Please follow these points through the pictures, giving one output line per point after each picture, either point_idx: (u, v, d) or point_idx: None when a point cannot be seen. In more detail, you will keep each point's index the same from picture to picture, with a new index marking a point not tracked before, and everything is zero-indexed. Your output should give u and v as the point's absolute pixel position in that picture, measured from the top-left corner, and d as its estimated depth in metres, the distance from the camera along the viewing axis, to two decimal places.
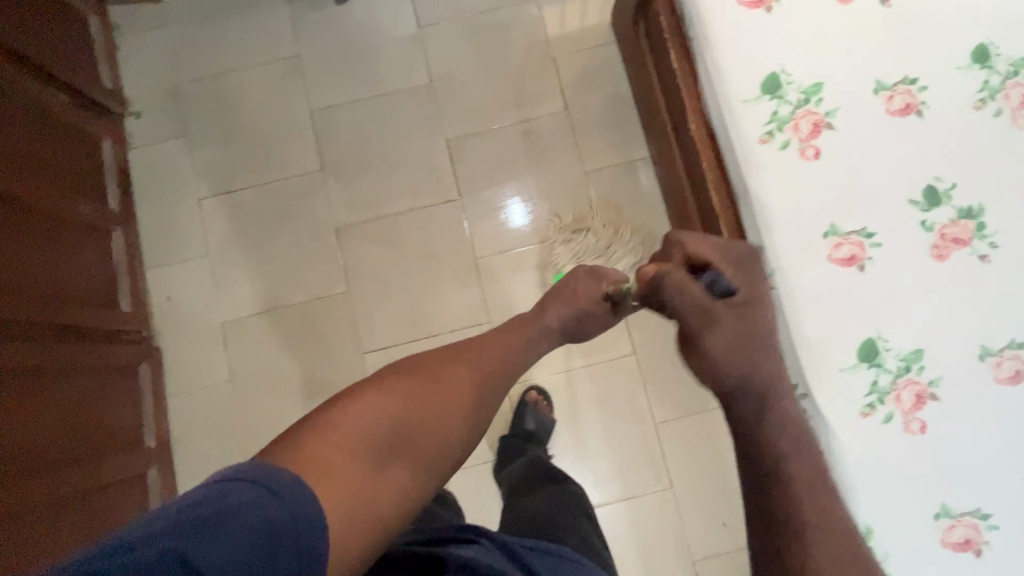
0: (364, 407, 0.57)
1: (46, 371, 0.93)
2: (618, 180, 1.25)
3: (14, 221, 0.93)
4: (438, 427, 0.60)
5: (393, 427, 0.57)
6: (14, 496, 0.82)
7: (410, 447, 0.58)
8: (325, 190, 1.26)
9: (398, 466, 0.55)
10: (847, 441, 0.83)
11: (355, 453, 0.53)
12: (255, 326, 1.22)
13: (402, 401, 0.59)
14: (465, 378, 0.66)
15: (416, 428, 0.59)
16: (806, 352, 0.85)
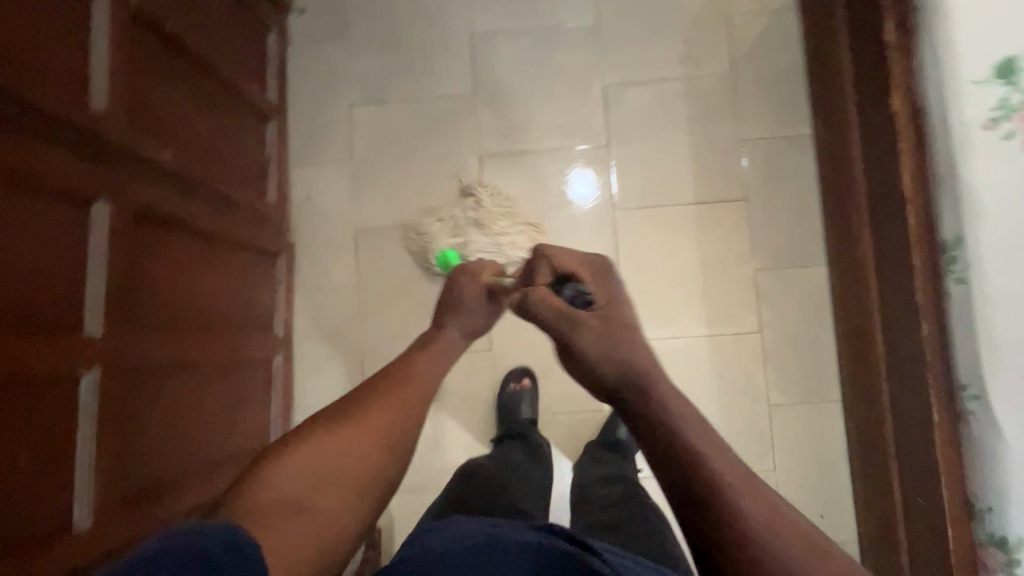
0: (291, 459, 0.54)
1: (218, 241, 0.96)
2: (775, 155, 1.21)
3: (205, 93, 0.96)
4: (366, 474, 0.57)
5: (307, 481, 0.53)
6: (193, 349, 0.88)
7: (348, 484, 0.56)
8: (473, 115, 1.24)
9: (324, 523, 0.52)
10: (1016, 448, 0.80)
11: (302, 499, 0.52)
12: (386, 239, 1.23)
13: (321, 458, 0.55)
14: (393, 419, 0.61)
15: (331, 477, 0.55)
16: (990, 355, 0.81)
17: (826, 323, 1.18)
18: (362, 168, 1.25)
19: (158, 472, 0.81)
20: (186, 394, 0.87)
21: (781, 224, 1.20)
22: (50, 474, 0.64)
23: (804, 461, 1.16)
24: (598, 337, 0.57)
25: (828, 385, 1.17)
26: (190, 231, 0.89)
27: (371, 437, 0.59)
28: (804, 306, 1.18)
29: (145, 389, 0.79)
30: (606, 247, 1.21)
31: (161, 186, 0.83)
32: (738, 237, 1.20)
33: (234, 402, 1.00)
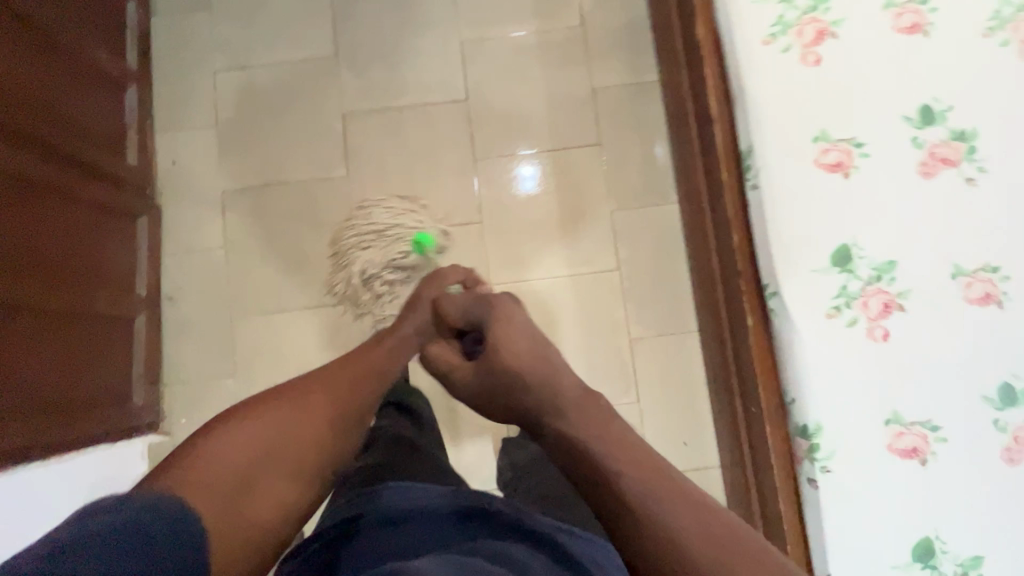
0: (222, 438, 0.70)
1: (57, 191, 0.97)
2: (625, 101, 1.27)
3: (44, 48, 0.98)
4: (318, 439, 0.75)
5: (255, 456, 0.70)
6: (20, 290, 0.88)
7: (283, 462, 0.72)
8: (336, 76, 1.28)
9: (271, 485, 0.70)
10: (810, 337, 0.84)
11: (245, 462, 0.69)
12: (254, 198, 1.25)
13: (275, 429, 0.73)
14: (334, 406, 0.78)
15: (268, 451, 0.71)
16: (780, 249, 0.86)
17: (679, 257, 1.22)
18: (228, 131, 1.27)
19: None
20: (13, 335, 0.87)
21: (633, 165, 1.25)
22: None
23: (666, 391, 1.19)
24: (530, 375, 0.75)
25: (685, 316, 1.21)
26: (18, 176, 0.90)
27: (330, 409, 0.78)
28: (659, 242, 1.23)
29: None
30: (468, 196, 1.25)
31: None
32: (593, 180, 1.25)
33: (79, 353, 0.99)
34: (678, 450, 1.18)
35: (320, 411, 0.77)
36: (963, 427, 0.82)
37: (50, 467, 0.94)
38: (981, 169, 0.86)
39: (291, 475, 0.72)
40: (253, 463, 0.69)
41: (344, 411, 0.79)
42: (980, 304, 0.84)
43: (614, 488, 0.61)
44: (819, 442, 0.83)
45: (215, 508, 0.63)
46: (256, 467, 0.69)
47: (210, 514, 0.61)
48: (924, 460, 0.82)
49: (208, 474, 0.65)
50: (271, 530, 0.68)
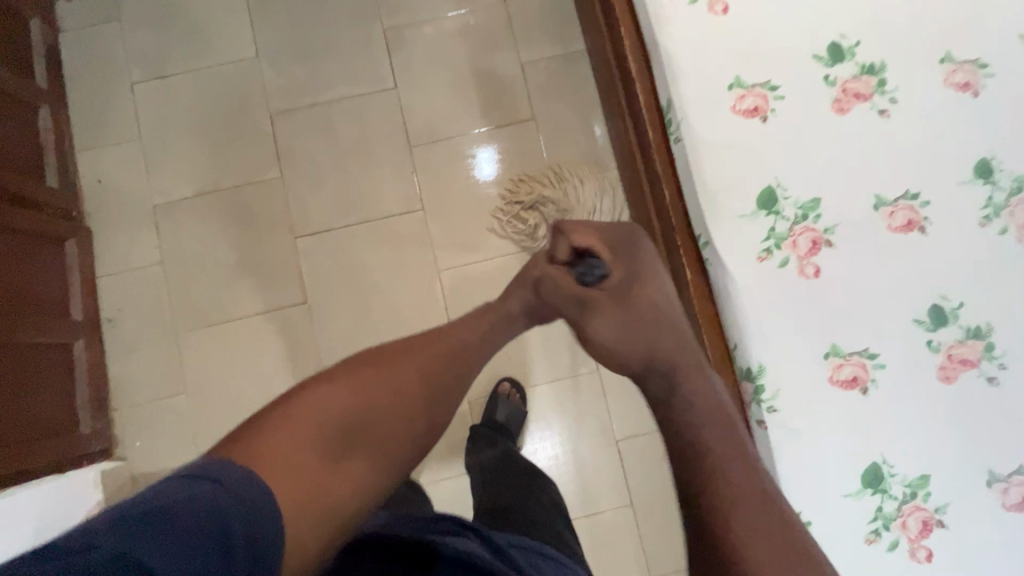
0: (327, 396, 0.60)
1: None
2: (554, 74, 1.27)
3: None
4: (397, 410, 0.63)
5: (347, 418, 0.59)
6: None
7: (369, 442, 0.60)
8: (259, 76, 1.25)
9: (355, 460, 0.58)
10: (745, 282, 0.85)
11: (313, 430, 0.57)
12: (188, 209, 1.22)
13: (356, 390, 0.62)
14: (411, 371, 0.66)
15: (373, 416, 0.61)
16: (707, 199, 0.87)
17: (623, 224, 1.23)
18: (154, 143, 1.23)
19: None
20: None
21: (569, 136, 1.25)
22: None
23: None
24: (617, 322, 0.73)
25: None
26: None
27: (406, 379, 0.66)
28: (603, 210, 1.23)
29: None
30: (408, 183, 1.23)
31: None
32: (531, 155, 1.25)
33: (18, 386, 0.96)
34: (643, 413, 1.19)
35: (419, 379, 0.67)
36: (900, 351, 0.84)
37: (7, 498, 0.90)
38: (893, 100, 0.88)
39: (377, 457, 0.60)
40: (354, 426, 0.60)
41: (439, 383, 0.68)
42: (903, 232, 0.86)
43: (704, 463, 0.63)
44: (763, 383, 0.84)
45: (293, 480, 0.51)
46: (353, 434, 0.59)
47: (295, 493, 0.50)
48: (866, 389, 0.84)
49: (294, 446, 0.54)
50: (351, 516, 0.55)
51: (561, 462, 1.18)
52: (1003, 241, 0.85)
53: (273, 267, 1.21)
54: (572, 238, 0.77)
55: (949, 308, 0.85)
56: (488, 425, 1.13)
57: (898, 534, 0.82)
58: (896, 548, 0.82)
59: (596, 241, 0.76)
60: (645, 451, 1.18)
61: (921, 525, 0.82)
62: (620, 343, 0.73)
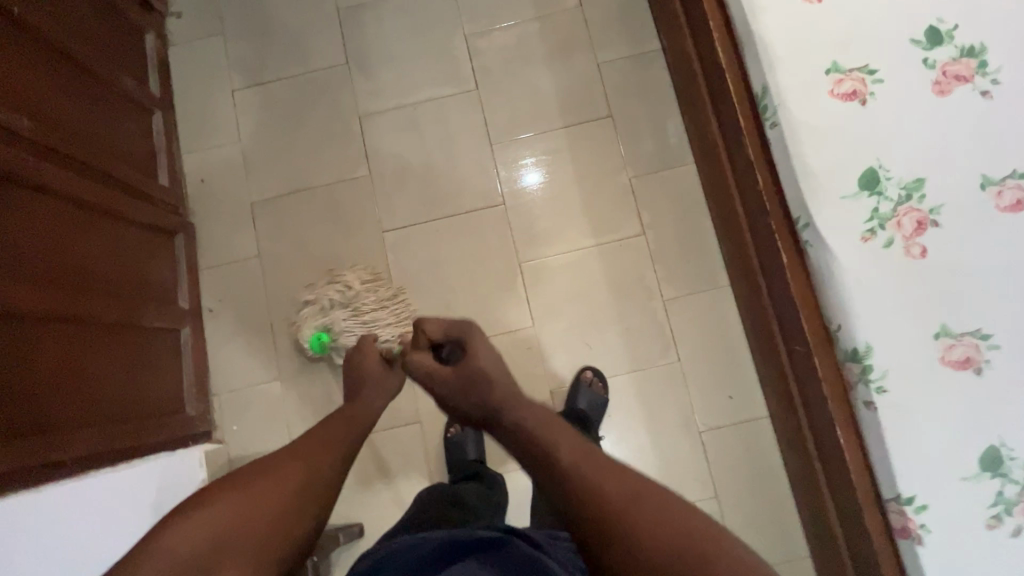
0: (185, 517, 0.59)
1: (100, 211, 1.02)
2: (630, 73, 1.30)
3: (77, 79, 1.03)
4: (281, 511, 0.63)
5: (218, 537, 0.58)
6: (79, 302, 0.92)
7: (247, 547, 0.59)
8: (349, 81, 1.33)
9: (232, 567, 0.58)
10: (848, 262, 0.85)
11: (178, 561, 0.56)
12: (283, 206, 1.29)
13: (235, 505, 0.61)
14: (291, 474, 0.66)
15: (257, 523, 0.61)
16: (808, 181, 0.88)
17: (701, 216, 1.25)
18: (252, 145, 1.32)
19: (45, 415, 0.84)
20: (70, 347, 0.91)
21: (646, 133, 1.28)
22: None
23: (707, 346, 1.20)
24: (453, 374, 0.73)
25: (716, 272, 1.22)
26: (68, 198, 0.95)
27: (294, 477, 0.66)
28: (681, 204, 1.25)
29: (27, 335, 0.83)
30: (489, 180, 1.28)
31: (34, 158, 0.90)
32: (609, 151, 1.28)
33: (133, 365, 1.03)
34: (725, 405, 1.19)
35: (299, 475, 0.67)
36: (1014, 331, 0.83)
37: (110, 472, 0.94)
38: (995, 82, 0.88)
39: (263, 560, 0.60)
40: (232, 536, 0.59)
41: (326, 463, 0.69)
42: (1013, 212, 0.85)
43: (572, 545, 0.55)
44: (871, 363, 0.84)
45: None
46: (225, 540, 0.59)
47: None
48: (980, 370, 0.82)
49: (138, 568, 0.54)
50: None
51: (643, 452, 1.18)
52: None
53: (362, 260, 1.27)
54: (429, 331, 0.78)
55: None
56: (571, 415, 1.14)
57: (1021, 520, 0.79)
58: (1020, 535, 0.79)
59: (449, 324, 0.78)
60: (728, 442, 1.17)
61: None
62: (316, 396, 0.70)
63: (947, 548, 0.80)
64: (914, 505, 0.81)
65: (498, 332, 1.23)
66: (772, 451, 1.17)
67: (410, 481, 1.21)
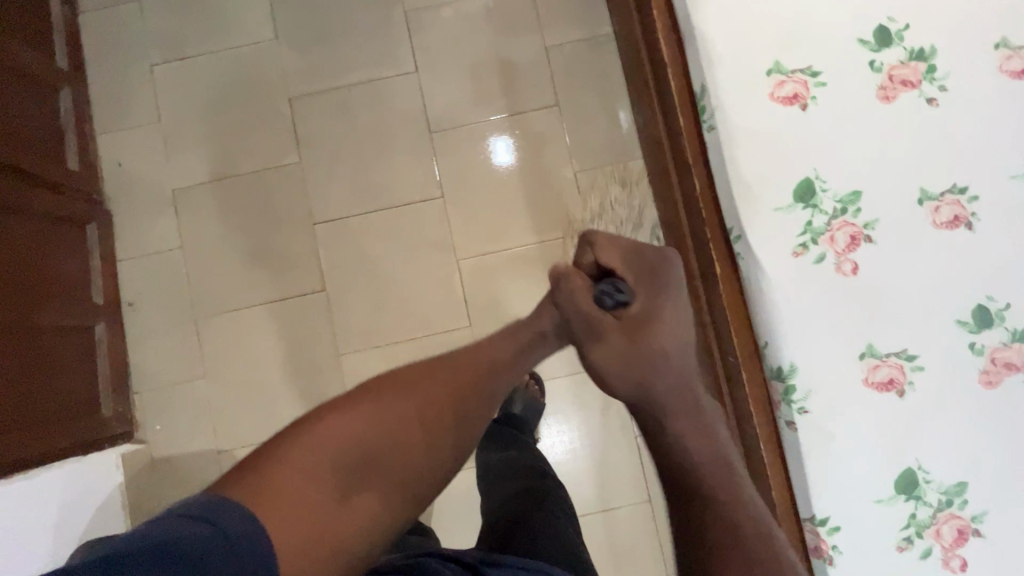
0: (358, 413, 0.53)
1: (6, 206, 0.95)
2: (580, 59, 1.22)
3: None
4: (433, 430, 0.55)
5: (367, 445, 0.52)
6: None
7: (392, 467, 0.53)
8: (278, 58, 1.23)
9: (370, 494, 0.51)
10: (778, 277, 0.82)
11: (322, 470, 0.50)
12: (207, 193, 1.21)
13: (398, 404, 0.55)
14: (458, 388, 0.58)
15: (405, 441, 0.54)
16: (741, 191, 0.83)
17: (649, 214, 1.19)
18: (174, 127, 1.22)
19: None
20: None
21: (595, 123, 1.21)
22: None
23: None
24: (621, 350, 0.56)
25: None
26: None
27: (446, 383, 0.57)
28: (628, 201, 1.20)
29: None
30: (427, 169, 1.20)
31: None
32: (554, 142, 1.21)
33: (43, 369, 0.97)
34: None
35: (452, 382, 0.58)
36: (940, 353, 0.81)
37: (19, 482, 0.91)
38: (942, 88, 0.83)
39: (396, 485, 0.53)
40: (380, 456, 0.53)
41: (477, 390, 0.58)
42: (949, 228, 0.82)
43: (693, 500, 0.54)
44: (794, 383, 0.81)
45: (303, 550, 0.46)
46: (378, 461, 0.52)
47: (287, 528, 0.46)
48: (902, 391, 0.81)
49: (295, 498, 0.47)
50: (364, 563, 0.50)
51: (581, 456, 1.17)
52: None
53: (292, 253, 1.20)
54: (602, 252, 0.58)
55: (996, 309, 0.80)
56: (506, 421, 1.10)
57: (931, 542, 0.79)
58: (928, 556, 0.79)
59: (629, 262, 0.58)
60: None
61: (956, 533, 0.79)
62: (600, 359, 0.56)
63: (856, 569, 0.80)
64: (827, 526, 0.80)
65: (435, 332, 1.18)
66: None
67: None
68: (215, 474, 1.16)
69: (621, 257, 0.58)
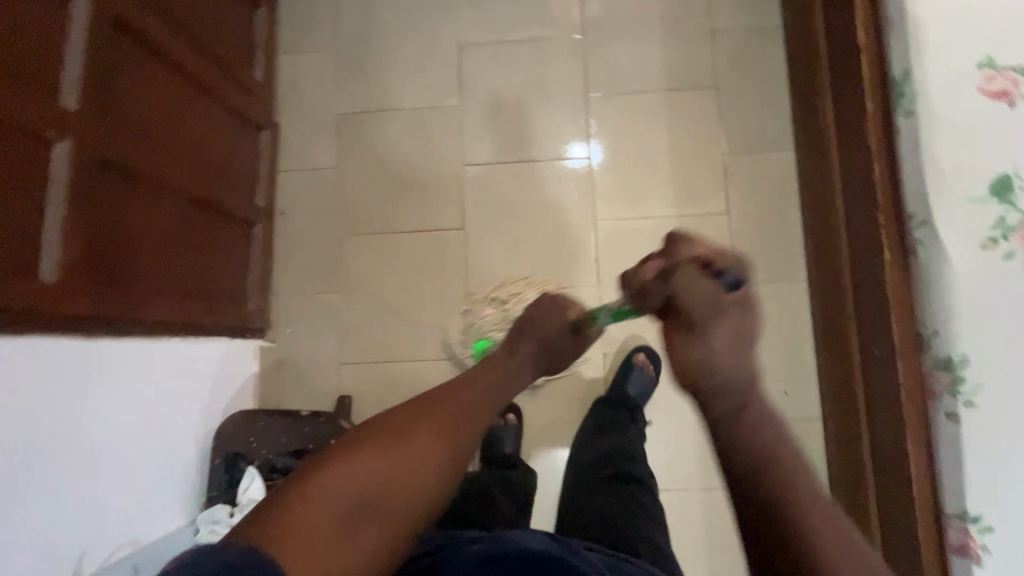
0: (362, 458, 0.55)
1: (214, 94, 1.05)
2: (744, 45, 1.24)
3: None
4: (421, 475, 0.56)
5: (361, 495, 0.53)
6: (187, 176, 0.95)
7: (389, 511, 0.54)
8: (454, 6, 1.29)
9: (366, 534, 0.52)
10: (962, 267, 0.81)
11: (327, 519, 0.50)
12: (368, 122, 1.28)
13: (389, 460, 0.55)
14: (440, 435, 0.59)
15: (392, 488, 0.55)
16: (935, 178, 0.83)
17: (792, 205, 1.20)
18: (347, 57, 1.30)
19: (153, 274, 0.88)
20: (175, 219, 0.93)
21: (751, 110, 1.23)
22: (21, 218, 0.68)
23: (773, 338, 1.18)
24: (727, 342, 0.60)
25: (796, 264, 1.19)
26: (193, 75, 0.98)
27: (442, 436, 0.59)
28: (774, 188, 1.21)
29: (140, 194, 0.85)
30: (579, 129, 1.24)
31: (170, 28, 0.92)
32: (708, 122, 1.23)
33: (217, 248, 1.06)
34: (780, 399, 1.16)
35: (440, 442, 0.59)
36: None
37: (191, 343, 0.99)
38: None
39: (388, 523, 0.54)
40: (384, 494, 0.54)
41: (452, 454, 0.59)
42: None
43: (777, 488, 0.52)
44: (964, 375, 0.80)
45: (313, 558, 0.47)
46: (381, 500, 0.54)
47: None
48: None
49: (306, 547, 0.47)
50: None
51: (688, 431, 1.17)
52: None
53: (438, 189, 1.25)
54: (694, 247, 0.62)
55: None
56: (617, 400, 1.12)
57: None
58: None
59: (721, 252, 0.62)
60: None
61: None
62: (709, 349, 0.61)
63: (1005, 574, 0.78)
64: (978, 525, 0.79)
65: (564, 286, 1.21)
66: (817, 454, 1.15)
67: None
68: (336, 383, 1.21)
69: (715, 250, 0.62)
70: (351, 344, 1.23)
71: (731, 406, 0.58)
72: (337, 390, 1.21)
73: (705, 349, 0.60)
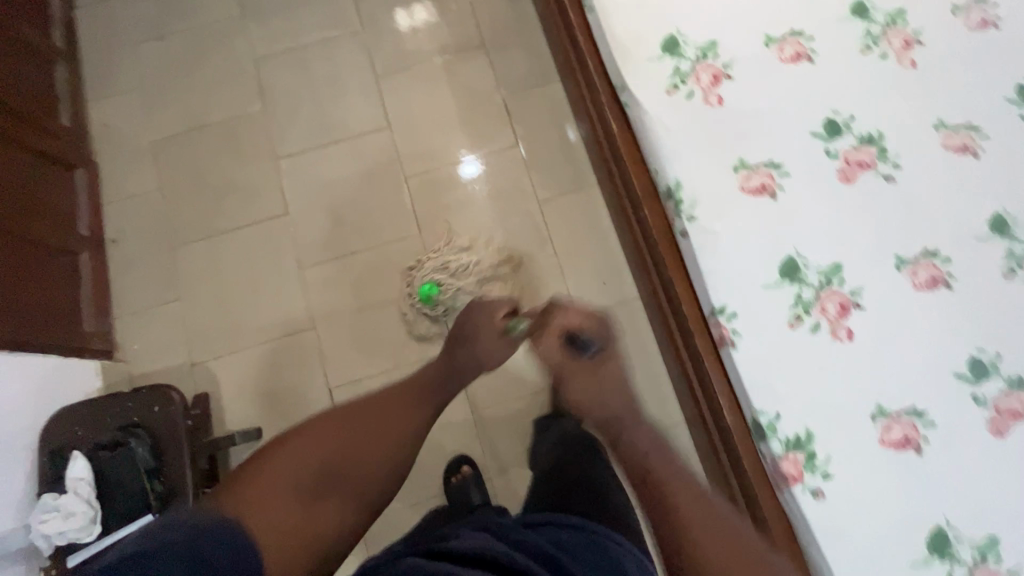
0: (287, 453, 0.70)
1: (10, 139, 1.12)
2: (500, 7, 1.43)
3: None
4: (392, 428, 0.77)
5: (323, 461, 0.71)
6: None
7: (348, 472, 0.72)
8: (244, 30, 1.44)
9: (333, 500, 0.69)
10: (658, 112, 0.97)
11: (288, 484, 0.67)
12: (183, 142, 1.38)
13: (340, 429, 0.74)
14: (409, 398, 0.83)
15: (354, 448, 0.74)
16: (619, 51, 1.00)
17: (570, 127, 1.37)
18: (155, 93, 1.41)
19: None
20: None
21: (517, 58, 1.40)
22: None
23: (581, 240, 1.30)
24: (587, 387, 0.76)
25: (587, 173, 1.34)
26: None
27: (381, 405, 0.80)
28: (552, 116, 1.37)
29: None
30: (375, 107, 1.39)
31: None
32: (484, 75, 1.40)
33: (33, 275, 1.09)
34: (599, 290, 1.28)
35: (384, 405, 0.80)
36: (802, 161, 0.94)
37: (19, 353, 1.03)
38: None
39: (352, 491, 0.71)
40: (327, 465, 0.71)
41: (407, 404, 0.82)
42: (793, 62, 0.98)
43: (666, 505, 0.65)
44: (682, 196, 0.94)
45: (299, 547, 0.62)
46: (331, 469, 0.71)
47: (274, 520, 0.62)
48: (774, 194, 0.93)
49: (270, 506, 0.63)
50: (331, 551, 0.67)
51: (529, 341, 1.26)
52: (882, 64, 0.98)
53: (258, 186, 1.34)
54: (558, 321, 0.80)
55: (842, 120, 0.95)
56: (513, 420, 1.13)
57: (818, 318, 0.89)
58: (818, 329, 0.88)
59: (589, 318, 0.79)
60: None
61: (839, 307, 0.89)
62: (580, 399, 0.76)
63: (756, 350, 0.88)
64: (726, 314, 0.90)
65: (388, 242, 1.31)
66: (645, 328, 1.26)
67: (307, 387, 1.24)
68: (189, 385, 1.24)
69: (583, 316, 0.80)
70: (197, 343, 1.26)
71: (646, 444, 0.70)
72: (191, 391, 1.24)
73: (592, 390, 0.75)
